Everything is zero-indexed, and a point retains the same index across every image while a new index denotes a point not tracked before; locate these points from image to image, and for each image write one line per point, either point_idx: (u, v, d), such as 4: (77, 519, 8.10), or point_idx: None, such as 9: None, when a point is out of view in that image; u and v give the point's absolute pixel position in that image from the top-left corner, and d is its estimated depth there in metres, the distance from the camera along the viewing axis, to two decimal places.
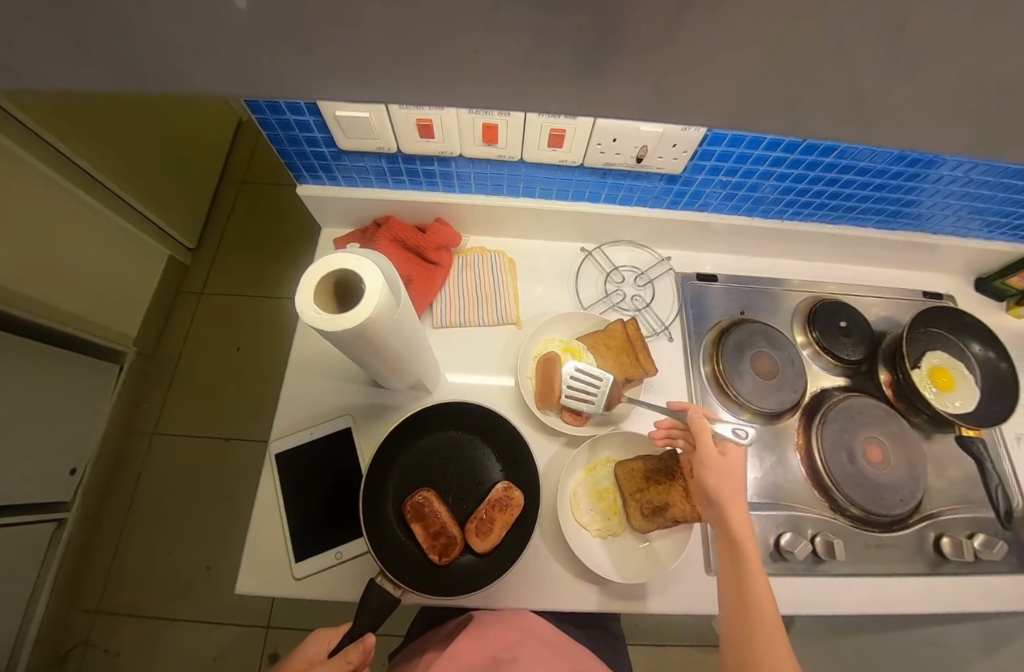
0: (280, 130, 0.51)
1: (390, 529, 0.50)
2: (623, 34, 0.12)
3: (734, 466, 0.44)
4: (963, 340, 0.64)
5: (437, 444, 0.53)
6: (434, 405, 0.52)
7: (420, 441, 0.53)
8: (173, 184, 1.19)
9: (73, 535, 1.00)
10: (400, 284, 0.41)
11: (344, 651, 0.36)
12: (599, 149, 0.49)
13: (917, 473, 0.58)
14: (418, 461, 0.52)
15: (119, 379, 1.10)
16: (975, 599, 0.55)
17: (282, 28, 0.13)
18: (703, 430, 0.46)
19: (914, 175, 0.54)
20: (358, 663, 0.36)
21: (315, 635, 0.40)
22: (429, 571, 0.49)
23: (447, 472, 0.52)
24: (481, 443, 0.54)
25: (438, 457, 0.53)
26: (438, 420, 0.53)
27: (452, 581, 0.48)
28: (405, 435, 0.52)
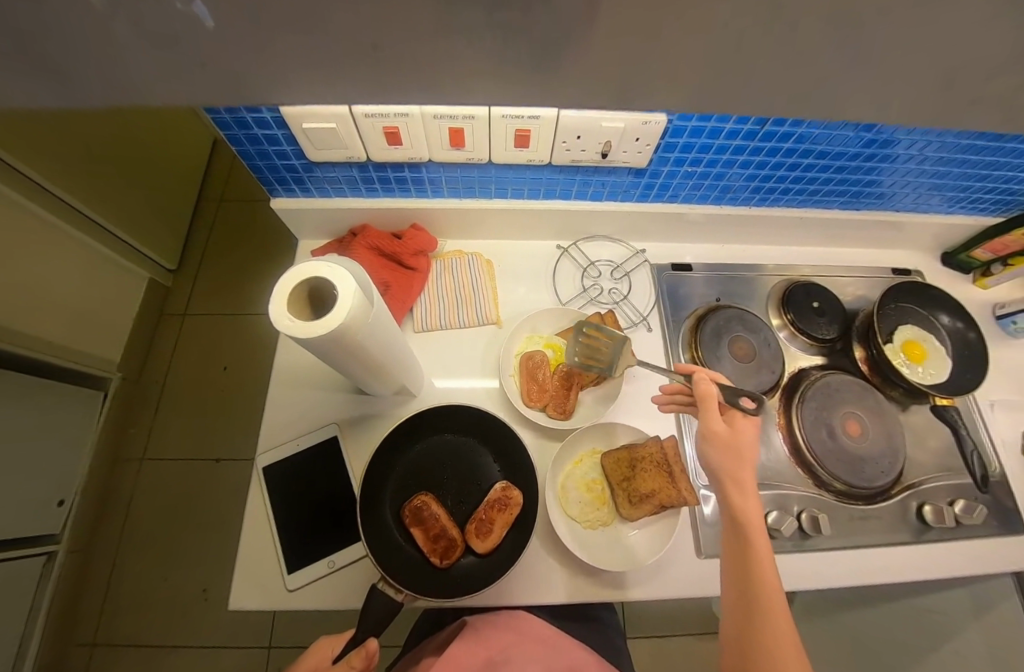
0: (250, 145, 0.51)
1: (389, 535, 0.50)
2: (560, 23, 0.13)
3: (739, 440, 0.44)
4: (933, 312, 0.65)
5: (435, 449, 0.53)
6: (430, 409, 0.52)
7: (417, 447, 0.53)
8: (150, 206, 1.18)
9: (64, 568, 0.97)
10: (374, 289, 0.41)
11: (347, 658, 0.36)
12: (565, 146, 0.50)
13: (895, 444, 0.59)
14: (415, 467, 0.52)
15: (105, 404, 1.09)
16: (960, 563, 0.57)
17: (230, 27, 0.13)
18: (708, 400, 0.46)
19: (872, 155, 0.56)
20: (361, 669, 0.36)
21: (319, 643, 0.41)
22: (430, 573, 0.49)
23: (445, 475, 0.52)
24: (478, 446, 0.54)
25: (435, 461, 0.53)
26: (434, 424, 0.53)
27: (454, 583, 0.48)
28: (402, 441, 0.52)
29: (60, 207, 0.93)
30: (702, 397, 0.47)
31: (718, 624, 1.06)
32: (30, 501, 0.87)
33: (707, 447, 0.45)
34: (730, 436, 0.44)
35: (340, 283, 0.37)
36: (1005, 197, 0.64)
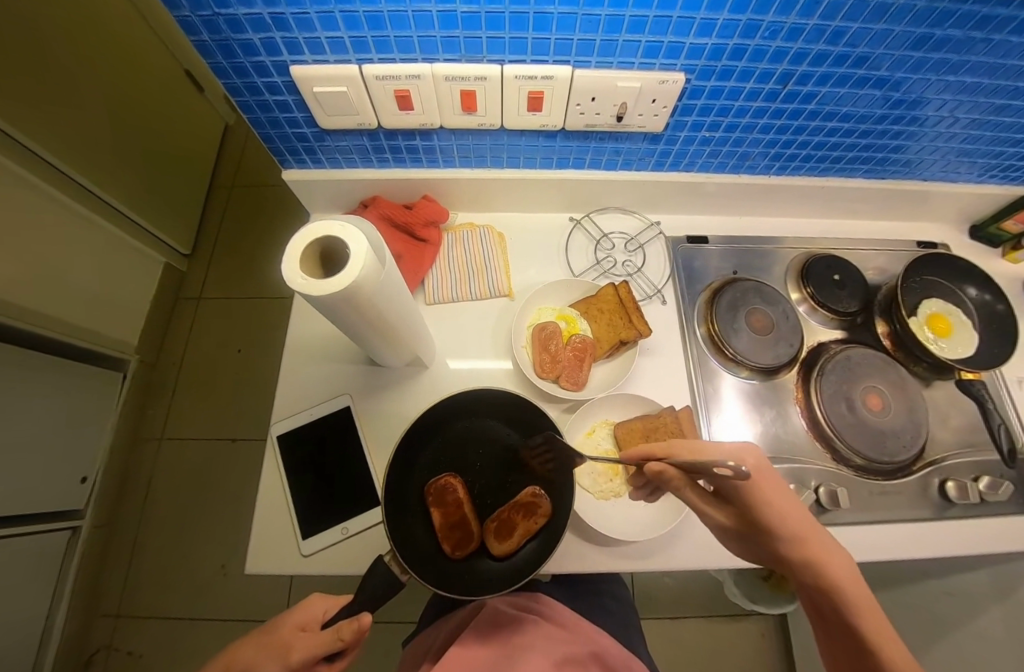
0: (261, 113, 0.51)
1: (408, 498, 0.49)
2: None
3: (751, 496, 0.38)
4: (959, 285, 0.63)
5: (472, 436, 0.52)
6: (472, 392, 0.50)
7: (453, 430, 0.52)
8: (163, 192, 1.19)
9: (87, 543, 1.00)
10: (385, 250, 0.41)
11: (336, 628, 0.35)
12: (579, 109, 0.49)
13: (918, 419, 0.57)
14: (448, 451, 0.52)
15: (124, 385, 1.11)
16: (984, 540, 0.55)
17: None
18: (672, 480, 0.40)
19: (899, 118, 0.53)
20: (349, 640, 0.35)
21: (308, 604, 0.40)
22: (434, 557, 0.47)
23: (477, 464, 0.51)
24: (516, 439, 0.52)
25: (469, 446, 0.52)
26: (471, 409, 0.52)
27: (453, 576, 0.46)
28: (440, 424, 0.52)
29: (77, 191, 0.94)
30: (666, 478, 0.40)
31: (729, 606, 1.06)
32: (54, 477, 0.90)
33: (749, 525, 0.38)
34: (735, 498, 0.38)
35: (353, 242, 0.36)
36: None
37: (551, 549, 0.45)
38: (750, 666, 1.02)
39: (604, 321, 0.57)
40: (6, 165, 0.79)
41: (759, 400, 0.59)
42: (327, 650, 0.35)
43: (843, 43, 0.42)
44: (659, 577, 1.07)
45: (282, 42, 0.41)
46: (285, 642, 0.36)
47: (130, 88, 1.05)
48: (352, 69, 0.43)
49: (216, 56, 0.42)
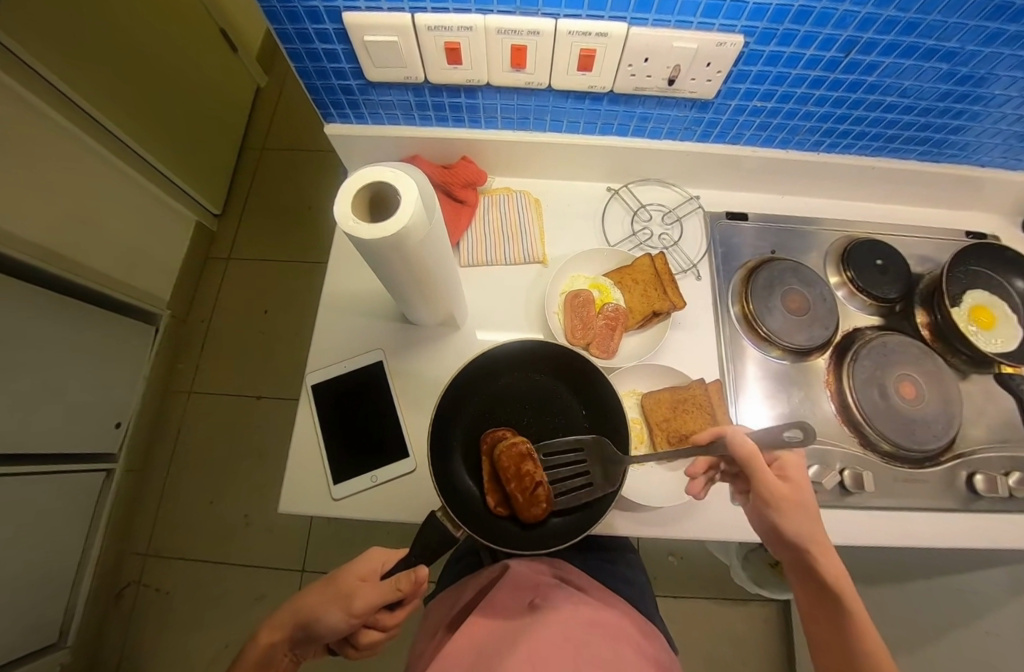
0: (310, 63, 0.51)
1: (451, 441, 0.49)
2: None
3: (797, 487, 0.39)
4: (1007, 277, 0.61)
5: (522, 393, 0.52)
6: (526, 343, 0.49)
7: (500, 386, 0.52)
8: (195, 151, 1.21)
9: (120, 485, 1.05)
10: (435, 201, 0.41)
11: (394, 579, 0.37)
12: (630, 71, 0.48)
13: (953, 410, 0.56)
14: (494, 406, 0.52)
15: (156, 338, 1.15)
16: (1011, 535, 0.54)
17: None
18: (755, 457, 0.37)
19: (964, 95, 0.51)
20: (406, 591, 0.37)
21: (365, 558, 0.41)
22: (479, 507, 0.47)
23: (526, 417, 0.51)
24: (568, 400, 0.52)
25: (518, 403, 0.52)
26: (520, 364, 0.52)
27: (496, 531, 0.45)
28: (492, 374, 0.52)
29: (114, 145, 0.96)
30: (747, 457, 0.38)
31: (737, 590, 1.08)
32: (89, 420, 0.94)
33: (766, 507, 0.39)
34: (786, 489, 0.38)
35: (402, 205, 0.36)
36: None
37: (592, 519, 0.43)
38: (754, 650, 1.04)
39: (638, 291, 0.56)
40: (46, 112, 0.80)
41: (789, 381, 0.58)
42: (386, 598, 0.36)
43: (914, 9, 0.39)
44: (667, 555, 1.09)
45: None
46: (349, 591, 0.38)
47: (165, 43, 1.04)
48: (404, 18, 0.43)
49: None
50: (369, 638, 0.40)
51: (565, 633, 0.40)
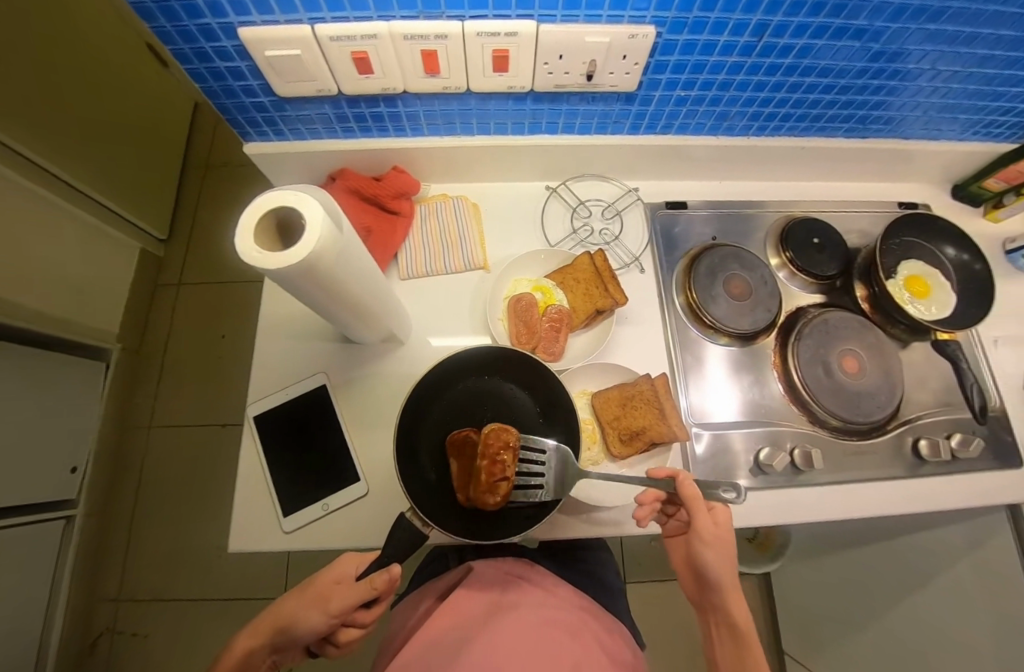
0: (214, 82, 0.49)
1: (416, 442, 0.47)
2: None
3: (728, 536, 0.42)
4: (938, 246, 0.63)
5: (482, 395, 0.50)
6: (485, 349, 0.48)
7: (461, 387, 0.50)
8: (133, 174, 1.15)
9: (83, 531, 1.00)
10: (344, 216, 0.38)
11: (369, 578, 0.35)
12: (547, 69, 0.47)
13: (894, 380, 0.57)
14: (455, 407, 0.49)
15: (109, 374, 1.10)
16: (957, 495, 0.56)
17: None
18: (699, 500, 0.41)
19: (880, 71, 0.51)
20: (382, 586, 0.35)
21: (340, 559, 0.38)
22: (444, 505, 0.45)
23: (486, 418, 0.49)
24: (532, 404, 0.50)
25: (478, 404, 0.50)
26: (480, 366, 0.50)
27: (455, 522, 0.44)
28: (457, 375, 0.50)
29: (45, 179, 0.90)
30: (692, 498, 0.42)
31: None
32: (47, 468, 0.89)
33: (706, 552, 0.41)
34: (722, 535, 0.42)
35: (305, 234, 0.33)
36: (1022, 120, 0.61)
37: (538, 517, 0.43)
38: None
39: (580, 289, 0.56)
40: None
41: (739, 364, 0.59)
42: (362, 596, 0.34)
43: None
44: (646, 541, 1.11)
45: (229, 2, 0.38)
46: (324, 590, 0.36)
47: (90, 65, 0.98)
48: (303, 30, 0.40)
49: (158, 19, 0.39)
50: (349, 636, 0.38)
51: (528, 631, 0.40)
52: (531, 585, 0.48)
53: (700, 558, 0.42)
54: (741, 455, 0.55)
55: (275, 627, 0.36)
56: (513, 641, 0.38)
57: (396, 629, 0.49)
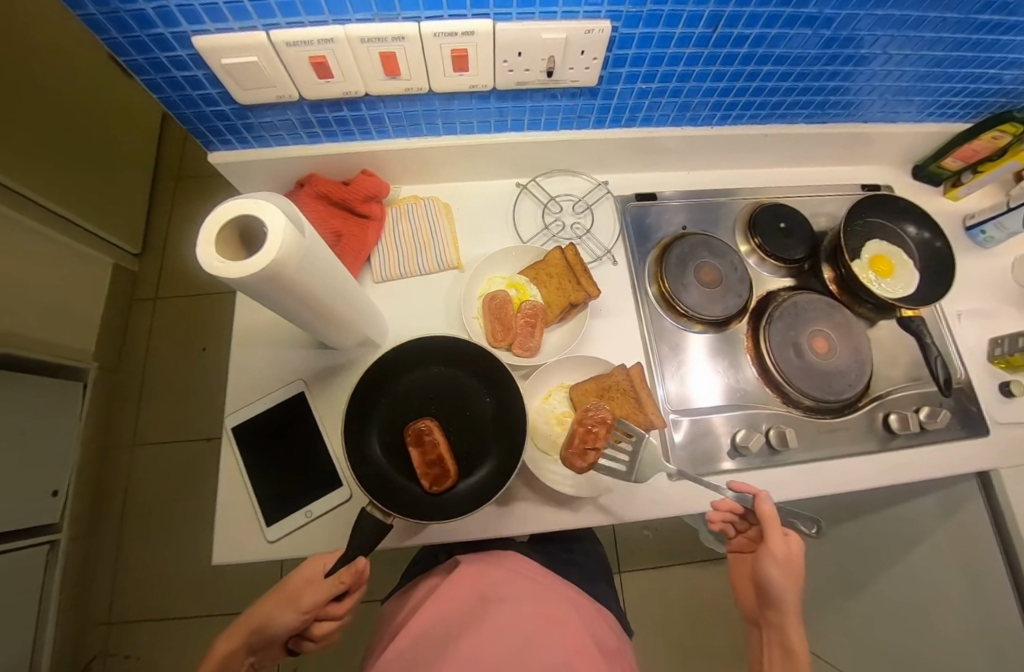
0: (172, 92, 0.48)
1: (368, 422, 0.48)
2: None
3: (797, 561, 0.44)
4: (900, 225, 0.65)
5: (426, 385, 0.51)
6: (419, 340, 0.49)
7: (404, 381, 0.51)
8: (102, 189, 1.13)
9: (69, 554, 0.98)
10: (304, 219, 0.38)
11: (336, 574, 0.35)
12: (507, 67, 0.47)
13: (863, 357, 0.59)
14: (401, 401, 0.50)
15: (87, 394, 1.07)
16: (928, 466, 0.58)
17: None
18: (772, 520, 0.44)
19: (834, 57, 0.53)
20: (350, 581, 0.36)
21: (312, 557, 0.38)
22: (390, 483, 0.47)
23: (434, 406, 0.50)
24: (488, 396, 0.50)
25: (424, 395, 0.50)
26: (420, 357, 0.50)
27: (397, 499, 0.45)
28: (416, 361, 0.51)
29: (11, 199, 0.88)
30: (767, 516, 0.44)
31: (707, 551, 1.12)
32: (29, 493, 0.87)
33: (771, 569, 0.43)
34: (790, 556, 0.44)
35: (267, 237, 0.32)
36: (974, 99, 0.63)
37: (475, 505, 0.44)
38: (730, 603, 1.09)
39: (553, 284, 0.56)
40: None
41: (715, 350, 0.60)
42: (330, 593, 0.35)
43: None
44: (638, 530, 1.12)
45: (179, 10, 0.37)
46: (294, 590, 0.36)
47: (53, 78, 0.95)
48: (259, 37, 0.40)
49: (109, 31, 0.39)
50: (323, 630, 0.39)
51: (515, 618, 0.40)
52: (518, 575, 0.49)
53: (762, 573, 0.44)
54: (719, 439, 0.56)
55: (259, 630, 0.36)
56: (502, 631, 0.38)
57: (382, 623, 0.49)
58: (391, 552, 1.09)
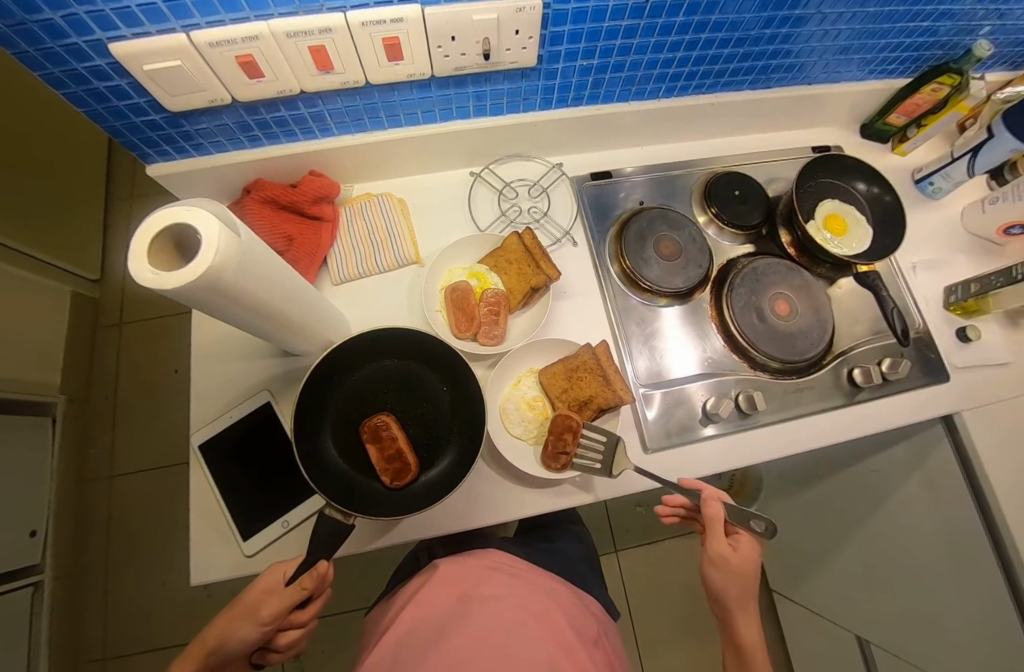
0: (98, 105, 0.46)
1: (320, 419, 0.48)
2: None
3: (743, 561, 0.44)
4: (849, 183, 0.66)
5: (379, 378, 0.50)
6: (369, 332, 0.48)
7: (355, 375, 0.50)
8: (51, 217, 1.08)
9: (55, 593, 0.95)
10: (236, 221, 0.36)
11: (299, 581, 0.35)
12: (442, 52, 0.46)
13: (823, 317, 0.60)
14: (354, 395, 0.49)
15: (58, 429, 1.04)
16: (893, 415, 0.60)
17: None
18: (714, 525, 0.45)
19: (771, 20, 0.53)
20: (314, 587, 0.36)
21: (270, 569, 0.38)
22: (347, 477, 0.47)
23: (388, 398, 0.50)
24: (446, 389, 0.51)
25: (378, 388, 0.50)
26: (371, 350, 0.50)
27: (355, 495, 0.46)
28: (369, 354, 0.50)
29: None
30: (710, 519, 0.45)
31: None
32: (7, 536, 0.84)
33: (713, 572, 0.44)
34: (733, 560, 0.44)
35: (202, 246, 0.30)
36: (912, 54, 0.64)
37: (435, 498, 0.46)
38: None
39: (512, 271, 0.56)
40: None
41: (683, 323, 0.61)
42: (294, 601, 0.35)
43: None
44: (630, 508, 1.13)
45: (89, 18, 0.35)
46: (253, 602, 0.36)
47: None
48: (178, 39, 0.38)
49: (19, 45, 0.37)
50: (288, 637, 0.38)
51: (496, 616, 0.40)
52: (501, 568, 0.48)
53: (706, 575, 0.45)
54: (691, 408, 0.56)
55: (236, 647, 0.35)
56: (492, 631, 0.38)
57: (366, 634, 0.48)
58: (387, 555, 1.09)
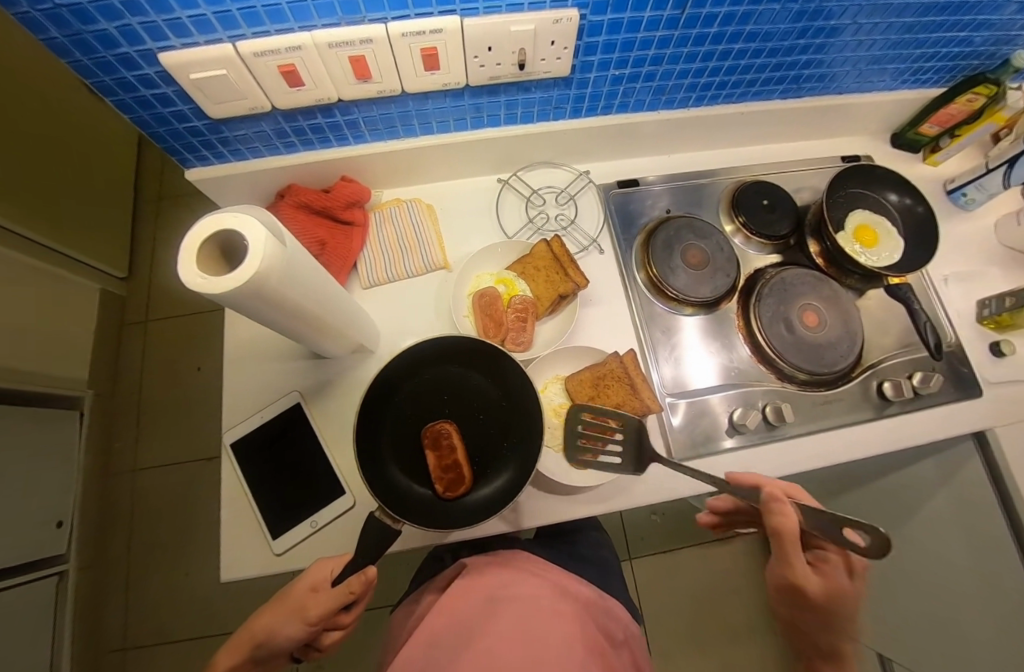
0: (143, 111, 0.47)
1: (382, 425, 0.48)
2: None
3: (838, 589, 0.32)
4: (881, 193, 0.65)
5: (442, 387, 0.51)
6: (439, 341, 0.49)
7: (416, 386, 0.51)
8: (83, 218, 1.11)
9: (78, 583, 0.97)
10: (282, 229, 0.37)
11: (346, 584, 0.36)
12: (477, 62, 0.47)
13: (853, 328, 0.60)
14: (415, 403, 0.50)
15: (85, 422, 1.06)
16: (924, 430, 0.59)
17: None
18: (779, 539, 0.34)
19: (805, 30, 0.52)
20: (360, 591, 0.36)
21: (318, 567, 0.39)
22: (403, 484, 0.47)
23: (446, 409, 0.51)
24: (503, 405, 0.51)
25: (438, 394, 0.51)
26: (433, 361, 0.51)
27: (410, 502, 0.46)
28: (432, 365, 0.51)
29: None
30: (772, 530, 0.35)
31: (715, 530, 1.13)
32: (36, 525, 0.87)
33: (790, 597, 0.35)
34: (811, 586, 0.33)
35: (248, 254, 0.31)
36: (946, 64, 0.63)
37: (487, 512, 0.45)
38: (742, 582, 1.10)
39: (541, 277, 0.56)
40: None
41: (709, 332, 0.60)
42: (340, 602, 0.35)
43: None
44: (646, 517, 1.13)
45: (143, 28, 0.36)
46: (299, 600, 0.36)
47: (32, 107, 0.94)
48: (226, 49, 0.39)
49: (74, 54, 0.38)
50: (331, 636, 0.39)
51: (527, 618, 0.40)
52: (527, 571, 0.49)
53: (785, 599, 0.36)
54: (717, 418, 0.56)
55: (276, 646, 0.36)
56: (524, 632, 0.38)
57: (392, 634, 0.49)
58: (401, 556, 1.09)
